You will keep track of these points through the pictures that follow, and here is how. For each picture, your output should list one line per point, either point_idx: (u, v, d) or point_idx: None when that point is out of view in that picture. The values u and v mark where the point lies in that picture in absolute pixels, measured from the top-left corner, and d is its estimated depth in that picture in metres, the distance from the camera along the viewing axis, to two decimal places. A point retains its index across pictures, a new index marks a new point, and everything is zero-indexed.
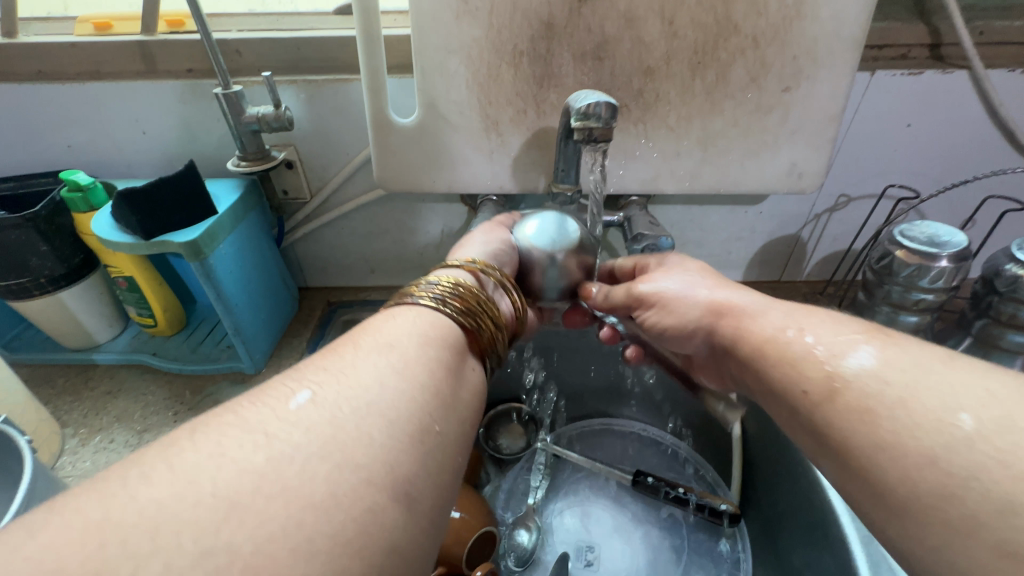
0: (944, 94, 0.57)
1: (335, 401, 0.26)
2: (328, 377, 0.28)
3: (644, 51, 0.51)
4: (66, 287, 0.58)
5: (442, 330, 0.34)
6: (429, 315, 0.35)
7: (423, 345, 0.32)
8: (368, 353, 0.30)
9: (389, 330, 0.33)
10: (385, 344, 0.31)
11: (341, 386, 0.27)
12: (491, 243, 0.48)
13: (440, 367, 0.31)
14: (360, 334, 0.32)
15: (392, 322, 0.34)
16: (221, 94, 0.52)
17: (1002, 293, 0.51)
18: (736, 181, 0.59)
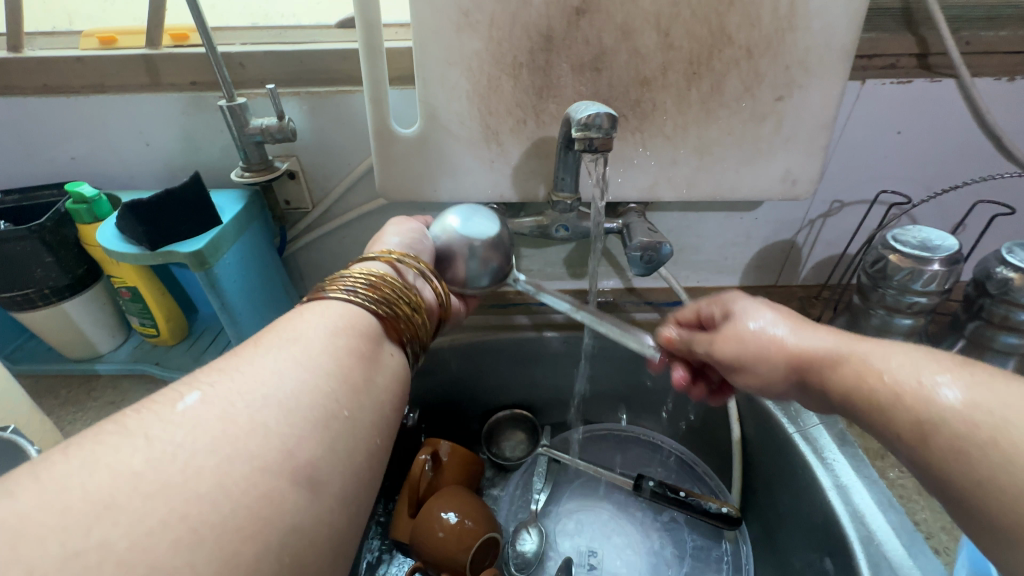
0: (933, 102, 0.59)
1: (225, 399, 0.28)
2: (222, 377, 0.29)
3: (641, 63, 0.53)
4: (69, 297, 0.58)
5: (352, 320, 0.35)
6: (339, 307, 0.36)
7: (331, 337, 0.33)
8: (275, 349, 0.32)
9: (295, 327, 0.34)
10: (289, 339, 0.32)
11: (232, 384, 0.29)
12: (407, 234, 0.47)
13: (348, 356, 0.33)
14: (266, 332, 0.33)
15: (299, 318, 0.35)
16: (226, 106, 0.53)
17: (994, 296, 0.52)
18: (731, 188, 0.60)
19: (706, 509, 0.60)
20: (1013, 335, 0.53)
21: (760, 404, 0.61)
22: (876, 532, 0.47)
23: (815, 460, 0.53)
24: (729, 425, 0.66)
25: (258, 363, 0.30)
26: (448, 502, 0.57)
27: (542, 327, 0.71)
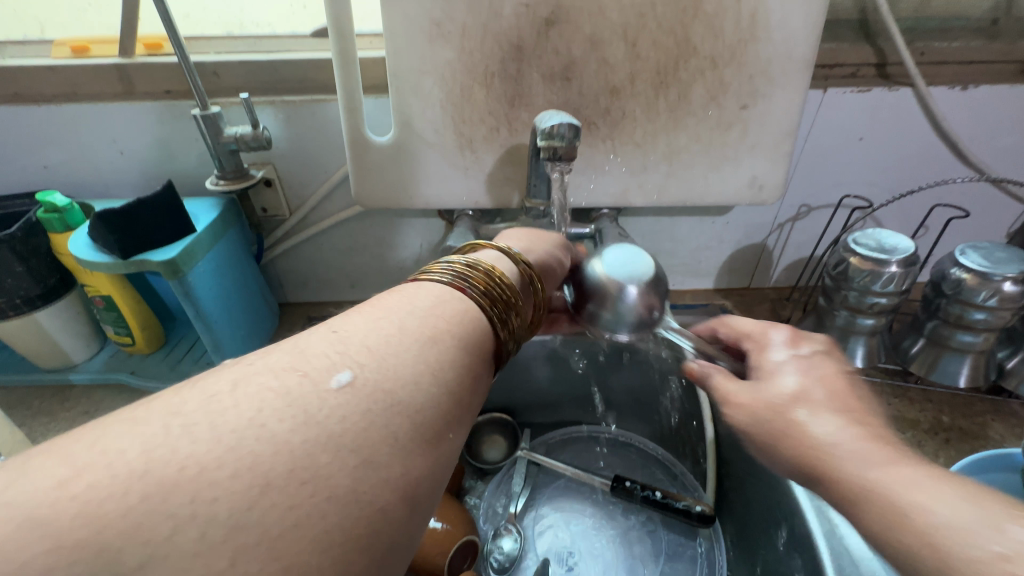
0: (891, 110, 0.61)
1: (376, 391, 0.25)
2: (372, 359, 0.26)
3: (609, 72, 0.54)
4: (41, 307, 0.58)
5: (480, 332, 0.32)
6: (474, 311, 0.32)
7: (459, 347, 0.30)
8: (421, 341, 0.29)
9: (438, 316, 0.31)
10: (430, 335, 0.29)
11: (383, 373, 0.26)
12: (536, 236, 0.45)
13: (467, 379, 0.29)
14: (399, 313, 0.30)
15: (440, 308, 0.31)
16: (199, 115, 0.53)
17: (949, 296, 0.54)
18: (701, 194, 0.62)
19: (683, 509, 0.61)
20: (968, 334, 0.56)
21: None
22: (839, 525, 0.48)
23: None
24: (703, 426, 0.67)
25: (405, 356, 0.27)
26: None
27: None
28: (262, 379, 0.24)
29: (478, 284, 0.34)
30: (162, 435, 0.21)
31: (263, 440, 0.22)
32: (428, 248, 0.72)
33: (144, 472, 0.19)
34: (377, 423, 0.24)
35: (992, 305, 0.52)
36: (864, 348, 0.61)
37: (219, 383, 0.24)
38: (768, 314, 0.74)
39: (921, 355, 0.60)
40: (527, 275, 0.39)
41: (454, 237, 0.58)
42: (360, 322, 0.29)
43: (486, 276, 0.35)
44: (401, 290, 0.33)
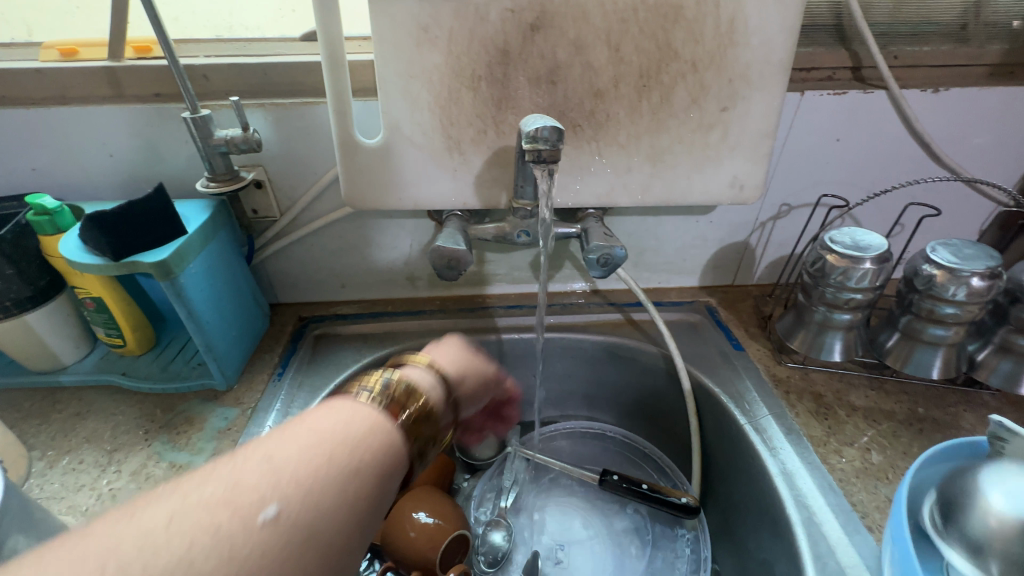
0: (866, 112, 0.63)
1: (298, 523, 0.29)
2: (298, 492, 0.29)
3: (593, 76, 0.55)
4: (31, 309, 0.58)
5: (397, 465, 0.35)
6: (398, 441, 0.35)
7: (374, 476, 0.33)
8: (349, 475, 0.31)
9: (367, 448, 0.33)
10: (353, 471, 0.32)
11: (306, 505, 0.29)
12: (461, 348, 0.48)
13: (373, 513, 0.32)
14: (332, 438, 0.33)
15: (366, 436, 0.34)
16: (190, 119, 0.54)
17: (921, 291, 0.56)
18: (685, 194, 0.64)
19: (669, 500, 0.62)
20: (940, 327, 0.58)
21: (715, 397, 0.64)
22: (817, 513, 0.50)
23: (765, 450, 0.57)
24: (687, 420, 0.69)
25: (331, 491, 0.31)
26: (419, 502, 0.59)
27: (509, 329, 0.74)
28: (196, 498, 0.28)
29: (411, 411, 0.37)
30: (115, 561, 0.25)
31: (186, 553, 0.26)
32: (418, 249, 0.73)
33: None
34: (292, 556, 0.28)
35: (962, 299, 0.54)
36: (841, 343, 0.63)
37: (156, 517, 0.27)
38: (751, 311, 0.76)
39: (895, 348, 0.62)
40: (450, 398, 0.42)
41: (443, 237, 0.58)
42: (294, 445, 0.31)
43: (416, 405, 0.38)
44: (332, 408, 0.35)
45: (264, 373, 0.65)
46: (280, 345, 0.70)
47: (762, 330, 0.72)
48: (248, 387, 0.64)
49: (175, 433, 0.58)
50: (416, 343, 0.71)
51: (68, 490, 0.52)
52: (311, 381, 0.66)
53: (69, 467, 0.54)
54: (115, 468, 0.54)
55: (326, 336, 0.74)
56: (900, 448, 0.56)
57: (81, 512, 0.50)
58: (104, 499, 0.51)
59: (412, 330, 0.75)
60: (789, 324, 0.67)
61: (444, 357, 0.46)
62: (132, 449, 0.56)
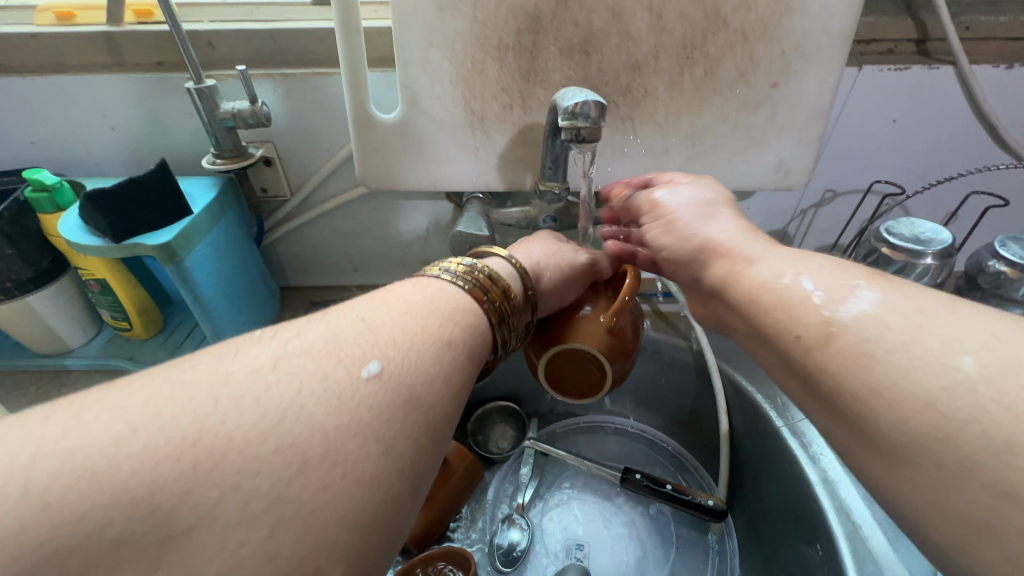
0: (928, 90, 0.58)
1: (398, 386, 0.28)
2: (383, 347, 0.29)
3: (632, 45, 0.50)
4: (34, 291, 0.55)
5: (460, 304, 0.36)
6: (448, 288, 0.37)
7: (468, 362, 0.33)
8: (443, 336, 0.33)
9: (455, 322, 0.34)
10: (409, 310, 0.33)
11: (405, 367, 0.29)
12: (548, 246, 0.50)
13: (446, 343, 0.32)
14: (423, 313, 0.33)
15: (420, 290, 0.36)
16: (193, 89, 0.50)
17: (985, 289, 0.52)
18: (724, 177, 0.59)
19: (694, 502, 0.59)
20: None
21: (749, 397, 0.60)
22: (862, 526, 0.47)
23: (804, 456, 0.53)
24: (716, 418, 0.65)
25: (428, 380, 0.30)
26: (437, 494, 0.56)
27: None
28: (299, 361, 0.27)
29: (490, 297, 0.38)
30: (211, 405, 0.24)
31: (300, 422, 0.24)
32: (435, 230, 0.69)
33: (195, 439, 0.22)
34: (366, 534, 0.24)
35: None
36: None
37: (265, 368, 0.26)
38: None
39: None
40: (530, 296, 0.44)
41: (464, 222, 0.55)
42: (383, 311, 0.32)
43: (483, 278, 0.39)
44: (408, 287, 0.36)
45: None
46: None
47: None
48: None
49: None
50: None
51: None
52: None
53: None
54: None
55: None
56: None
57: None
58: None
59: None
60: None
61: (538, 248, 0.50)
62: None
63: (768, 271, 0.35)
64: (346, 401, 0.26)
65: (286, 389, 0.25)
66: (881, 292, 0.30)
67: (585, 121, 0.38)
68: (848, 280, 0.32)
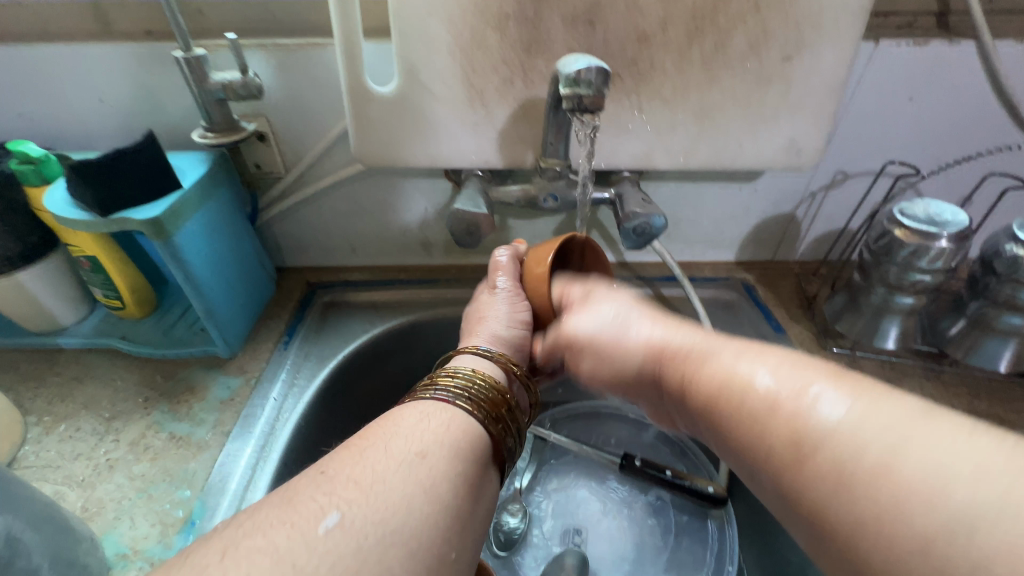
0: (947, 67, 0.55)
1: (365, 527, 0.27)
2: (358, 495, 0.28)
3: (639, 15, 0.48)
4: (24, 267, 0.54)
5: (472, 440, 0.35)
6: (462, 418, 0.35)
7: (455, 459, 0.32)
8: (458, 464, 0.32)
9: (463, 456, 0.33)
10: (419, 452, 0.31)
11: (369, 507, 0.27)
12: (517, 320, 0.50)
13: (466, 485, 0.32)
14: (394, 438, 0.32)
15: (427, 425, 0.34)
16: (182, 58, 0.48)
17: (1000, 275, 0.50)
18: (732, 157, 0.57)
19: (694, 488, 0.60)
20: (1016, 316, 0.52)
21: None
22: None
23: None
24: None
25: (397, 493, 0.29)
26: None
27: None
28: (249, 543, 0.25)
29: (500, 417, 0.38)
30: None
31: None
32: (433, 211, 0.67)
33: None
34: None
35: None
36: (898, 329, 0.57)
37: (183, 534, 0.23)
38: (793, 290, 0.70)
39: (959, 337, 0.56)
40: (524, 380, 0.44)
41: (462, 200, 0.53)
42: (385, 463, 0.30)
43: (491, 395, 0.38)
44: (400, 417, 0.35)
45: (269, 342, 0.62)
46: (287, 312, 0.66)
47: (805, 312, 0.66)
48: (253, 355, 0.60)
49: (176, 402, 0.55)
50: (429, 314, 0.67)
51: (64, 459, 0.49)
52: (319, 352, 0.62)
53: (66, 434, 0.52)
54: (114, 437, 0.51)
55: (336, 304, 0.69)
56: None
57: (77, 483, 0.47)
58: (101, 470, 0.49)
59: (426, 299, 0.70)
60: (840, 305, 0.61)
61: (504, 311, 0.50)
62: (132, 417, 0.53)
63: (723, 360, 0.34)
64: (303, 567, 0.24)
65: None
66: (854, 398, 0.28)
67: (586, 90, 0.36)
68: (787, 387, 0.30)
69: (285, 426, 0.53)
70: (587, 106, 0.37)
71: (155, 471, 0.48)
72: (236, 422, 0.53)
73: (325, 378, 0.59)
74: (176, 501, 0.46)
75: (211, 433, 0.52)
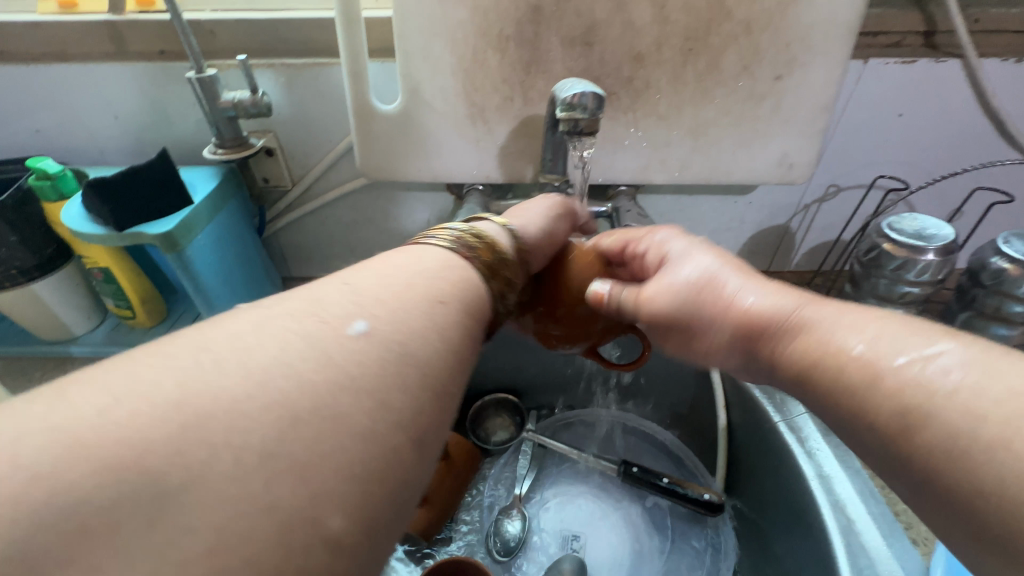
0: (934, 84, 0.57)
1: (391, 337, 0.24)
2: (383, 309, 0.25)
3: (634, 36, 0.50)
4: (39, 279, 0.56)
5: (462, 287, 0.30)
6: (451, 263, 0.31)
7: (454, 311, 0.28)
8: (449, 311, 0.28)
9: (460, 307, 0.29)
10: (431, 295, 0.28)
11: (396, 323, 0.25)
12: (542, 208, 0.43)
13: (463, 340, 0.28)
14: (383, 268, 0.28)
15: (413, 264, 0.30)
16: (194, 78, 0.50)
17: (987, 286, 0.52)
18: (726, 171, 0.59)
19: (692, 497, 0.60)
20: (1003, 327, 0.53)
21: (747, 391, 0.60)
22: (856, 521, 0.47)
23: (801, 451, 0.53)
24: (715, 413, 0.66)
25: (413, 322, 0.26)
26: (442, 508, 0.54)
27: None
28: (277, 328, 0.23)
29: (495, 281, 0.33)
30: None
31: None
32: (436, 223, 0.69)
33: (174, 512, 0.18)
34: None
35: None
36: None
37: None
38: None
39: None
40: (528, 255, 0.38)
41: (464, 213, 0.55)
42: (380, 285, 0.27)
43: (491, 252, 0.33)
44: (399, 258, 0.30)
45: None
46: None
47: None
48: None
49: None
50: None
51: None
52: None
53: None
54: None
55: None
56: None
57: None
58: None
59: None
60: None
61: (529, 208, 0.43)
62: None
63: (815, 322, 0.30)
64: (339, 362, 0.22)
65: None
66: (962, 349, 0.25)
67: (582, 113, 0.38)
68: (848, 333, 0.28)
69: None
70: (585, 129, 0.39)
71: None
72: None
73: None
74: None
75: None
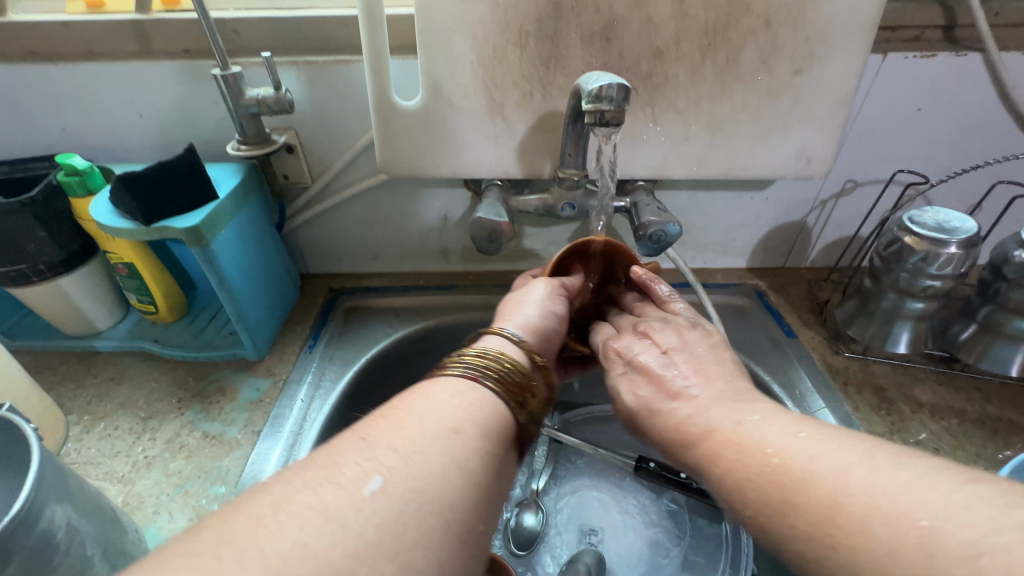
0: (954, 79, 0.57)
1: (402, 490, 0.28)
2: (397, 460, 0.29)
3: (653, 32, 0.50)
4: (65, 274, 0.57)
5: (488, 410, 0.36)
6: (472, 389, 0.37)
7: (483, 435, 0.34)
8: (480, 435, 0.33)
9: (490, 434, 0.34)
10: (450, 425, 0.33)
11: (407, 471, 0.29)
12: (543, 302, 0.50)
13: (490, 460, 0.33)
14: (427, 410, 0.34)
15: (435, 401, 0.35)
16: (220, 76, 0.51)
17: (1010, 280, 0.52)
18: (744, 167, 0.59)
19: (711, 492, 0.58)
20: None
21: (766, 385, 0.60)
22: None
23: None
24: None
25: (430, 452, 0.30)
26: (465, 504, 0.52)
27: None
28: (300, 499, 0.26)
29: (517, 398, 0.38)
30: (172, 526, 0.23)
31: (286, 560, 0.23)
32: (452, 220, 0.70)
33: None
34: None
35: None
36: (909, 333, 0.59)
37: (241, 512, 0.25)
38: (805, 296, 0.71)
39: (970, 342, 0.57)
40: (537, 362, 0.44)
41: (483, 208, 0.55)
42: (398, 431, 0.31)
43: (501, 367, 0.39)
44: (431, 391, 0.36)
45: (295, 345, 0.64)
46: (310, 317, 0.68)
47: (817, 317, 0.67)
48: (279, 359, 0.62)
49: (207, 403, 0.57)
50: (448, 318, 0.70)
51: (104, 456, 0.52)
52: (342, 355, 0.64)
53: (105, 433, 0.54)
54: (149, 436, 0.54)
55: (357, 309, 0.71)
56: (972, 449, 0.51)
57: (117, 479, 0.50)
58: (139, 466, 0.51)
59: (444, 305, 0.72)
60: (852, 311, 0.62)
61: (530, 301, 0.50)
62: (166, 417, 0.56)
63: (723, 420, 0.34)
64: (347, 523, 0.25)
65: (268, 514, 0.25)
66: (915, 455, 0.26)
67: (607, 105, 0.38)
68: (755, 428, 0.33)
69: (312, 426, 0.55)
70: (609, 120, 0.39)
71: (190, 468, 0.51)
72: (266, 422, 0.55)
73: (348, 381, 0.61)
74: (211, 497, 0.48)
75: (242, 432, 0.54)
